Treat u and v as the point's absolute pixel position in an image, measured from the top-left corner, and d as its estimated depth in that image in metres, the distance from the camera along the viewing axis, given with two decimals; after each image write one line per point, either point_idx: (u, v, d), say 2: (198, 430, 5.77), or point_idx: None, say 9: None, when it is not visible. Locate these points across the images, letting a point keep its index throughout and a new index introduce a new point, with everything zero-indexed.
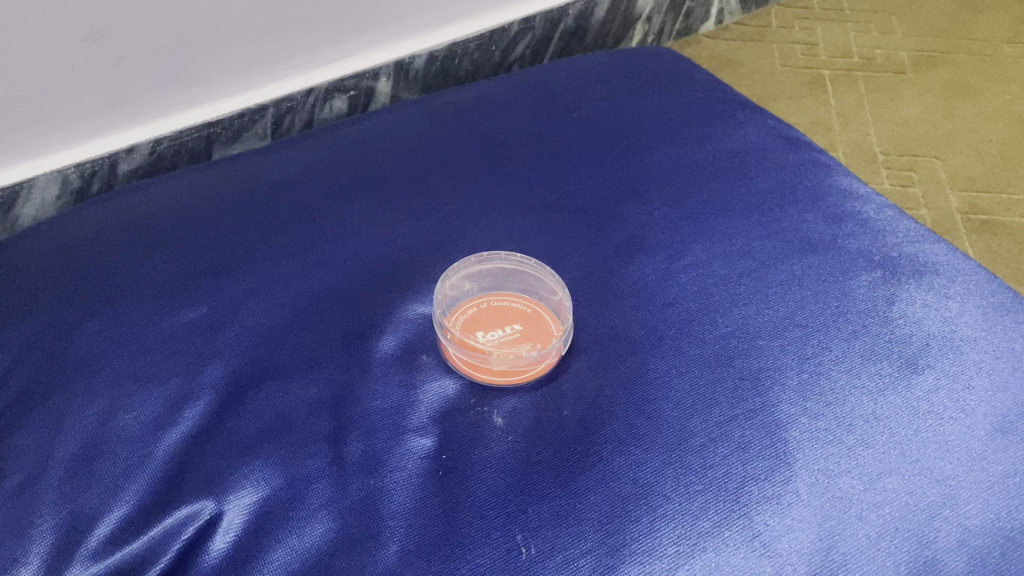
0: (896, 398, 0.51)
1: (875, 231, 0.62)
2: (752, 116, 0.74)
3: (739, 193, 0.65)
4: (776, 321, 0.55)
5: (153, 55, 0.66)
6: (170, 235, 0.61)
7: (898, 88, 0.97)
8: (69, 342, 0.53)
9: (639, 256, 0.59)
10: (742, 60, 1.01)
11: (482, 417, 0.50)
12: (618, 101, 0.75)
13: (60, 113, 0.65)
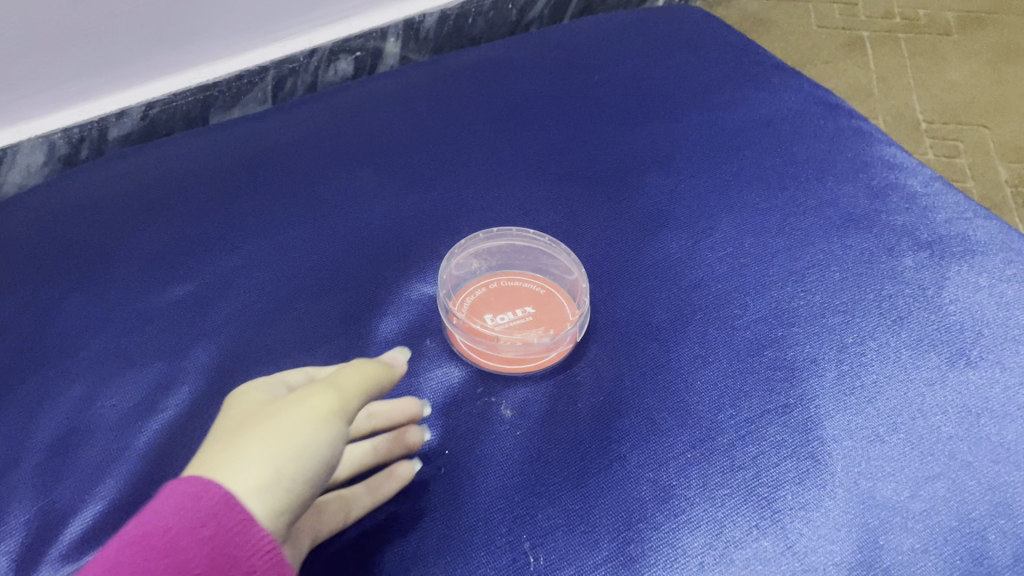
0: (945, 395, 0.46)
1: (923, 207, 0.57)
2: (787, 80, 0.69)
3: (773, 164, 0.60)
4: (813, 306, 0.50)
5: (146, 11, 0.61)
6: (158, 205, 0.57)
7: (943, 52, 0.90)
8: (49, 322, 0.50)
9: (664, 232, 0.55)
10: (776, 19, 0.95)
11: (488, 408, 0.46)
12: (643, 63, 0.70)
13: (47, 74, 0.61)
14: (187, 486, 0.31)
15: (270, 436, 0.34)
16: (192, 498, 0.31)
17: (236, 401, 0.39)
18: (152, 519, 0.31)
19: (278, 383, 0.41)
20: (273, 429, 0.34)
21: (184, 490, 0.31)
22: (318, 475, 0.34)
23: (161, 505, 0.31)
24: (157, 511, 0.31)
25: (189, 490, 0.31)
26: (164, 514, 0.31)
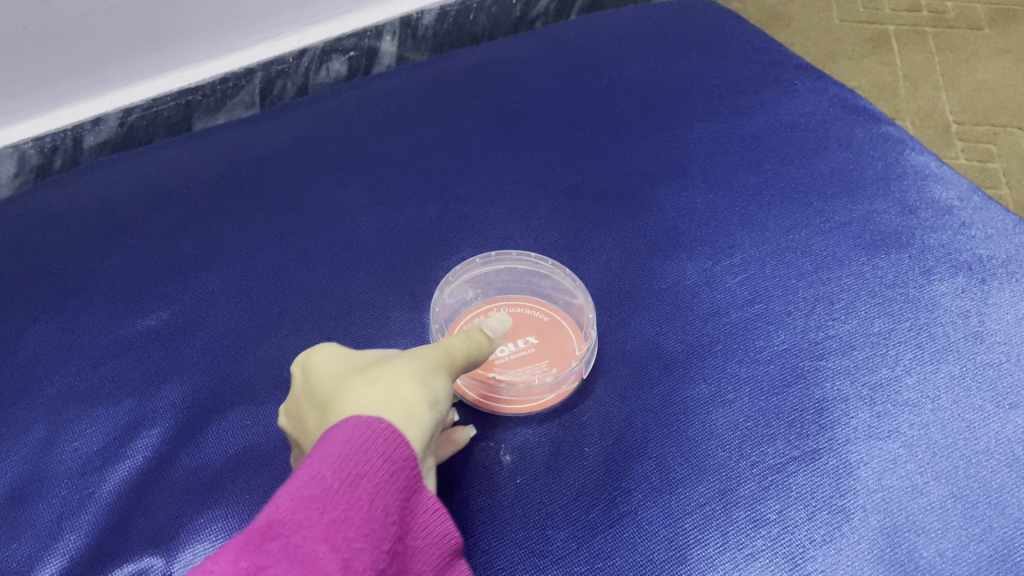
0: (990, 439, 0.42)
1: (960, 223, 0.52)
2: (810, 82, 0.64)
3: (796, 176, 0.55)
4: (842, 337, 0.46)
5: (120, 11, 0.57)
6: (134, 222, 0.53)
7: (973, 47, 0.85)
8: (10, 356, 0.46)
9: (678, 252, 0.50)
10: (795, 13, 0.90)
11: (486, 452, 0.42)
12: (655, 64, 0.65)
13: (13, 79, 0.57)
14: (380, 425, 0.32)
15: (425, 367, 0.37)
16: (391, 434, 0.32)
17: (319, 359, 0.38)
18: (349, 456, 0.30)
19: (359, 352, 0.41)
20: (424, 362, 0.37)
21: (378, 430, 0.31)
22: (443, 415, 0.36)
23: (353, 442, 0.31)
24: (354, 446, 0.31)
25: (386, 430, 0.32)
26: (359, 446, 0.31)
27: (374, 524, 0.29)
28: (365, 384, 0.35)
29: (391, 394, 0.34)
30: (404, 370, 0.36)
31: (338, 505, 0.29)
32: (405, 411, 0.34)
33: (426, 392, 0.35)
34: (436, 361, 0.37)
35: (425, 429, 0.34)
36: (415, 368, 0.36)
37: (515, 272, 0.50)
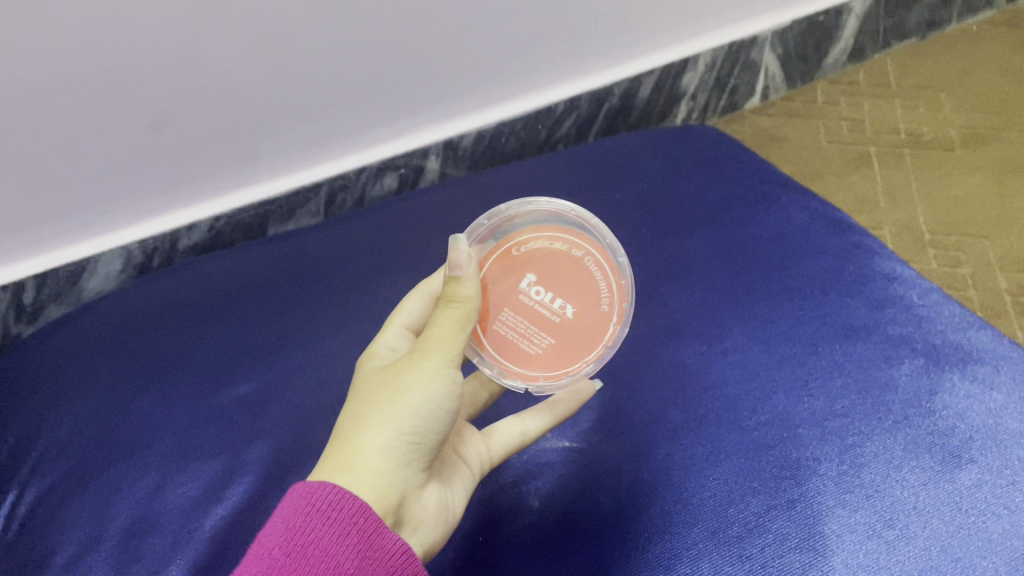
0: (937, 492, 0.51)
1: (920, 317, 0.62)
2: (794, 198, 0.75)
3: (780, 277, 0.65)
4: (815, 410, 0.55)
5: (216, 137, 0.69)
6: (223, 310, 0.64)
7: (946, 167, 0.96)
8: (124, 419, 0.57)
9: (680, 340, 0.60)
10: (788, 136, 1.02)
11: (518, 501, 0.52)
12: (660, 181, 0.76)
13: (129, 192, 0.69)
14: (321, 488, 0.40)
15: (390, 396, 0.43)
16: (332, 495, 0.39)
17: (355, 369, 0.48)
18: (300, 524, 0.39)
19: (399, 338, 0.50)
20: (394, 386, 0.43)
21: (324, 496, 0.39)
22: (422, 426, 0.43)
23: (300, 511, 0.39)
24: (301, 514, 0.39)
25: (330, 494, 0.39)
26: (306, 510, 0.39)
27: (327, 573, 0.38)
28: (340, 425, 0.43)
29: (353, 440, 0.42)
30: (370, 408, 0.43)
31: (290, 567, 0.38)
32: (363, 462, 0.41)
33: (382, 429, 0.42)
34: (403, 379, 0.43)
35: (378, 471, 0.42)
36: (378, 401, 0.43)
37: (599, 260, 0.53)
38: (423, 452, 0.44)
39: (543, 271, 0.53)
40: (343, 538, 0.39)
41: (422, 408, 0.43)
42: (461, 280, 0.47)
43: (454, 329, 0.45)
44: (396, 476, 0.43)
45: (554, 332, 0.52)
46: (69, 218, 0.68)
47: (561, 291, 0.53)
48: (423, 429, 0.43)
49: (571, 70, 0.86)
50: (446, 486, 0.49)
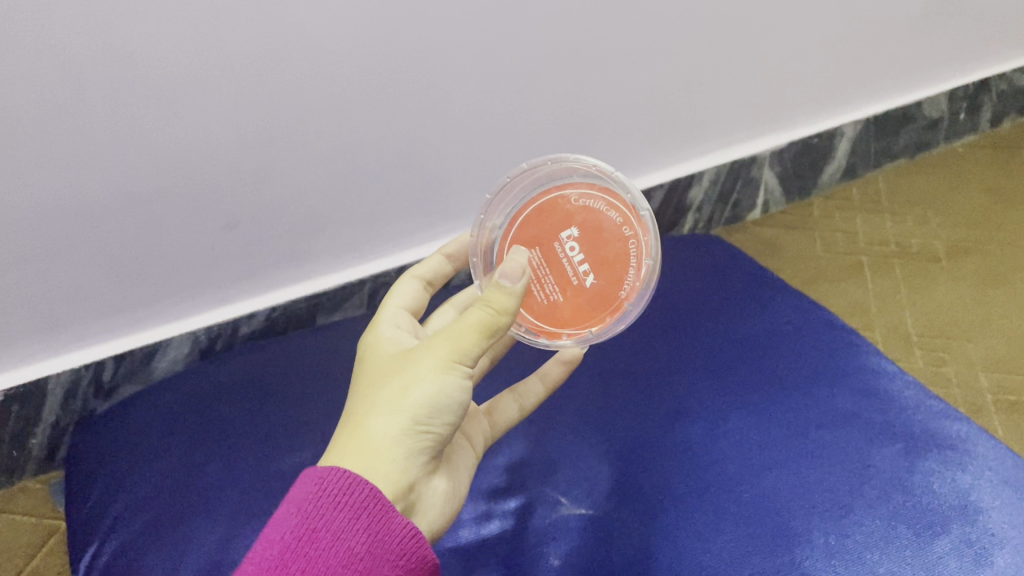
0: (914, 558, 0.57)
1: (900, 408, 0.70)
2: (788, 300, 0.83)
3: (774, 370, 0.74)
4: (805, 486, 0.62)
5: (278, 241, 0.80)
6: (281, 389, 0.73)
7: (932, 275, 1.05)
8: (194, 482, 0.66)
9: (684, 423, 0.68)
10: (787, 246, 1.11)
11: (541, 558, 0.60)
12: (668, 287, 0.86)
13: (198, 285, 0.80)
14: (334, 473, 0.44)
15: (403, 387, 0.46)
16: (343, 481, 0.44)
17: (376, 353, 0.52)
18: (314, 509, 0.44)
19: (399, 319, 0.57)
20: (414, 377, 0.47)
21: (336, 483, 0.44)
22: (433, 416, 0.47)
23: (316, 497, 0.44)
24: (316, 500, 0.44)
25: (341, 479, 0.44)
26: (319, 493, 0.44)
27: (338, 553, 0.43)
28: (357, 408, 0.47)
29: (367, 426, 0.46)
30: (385, 396, 0.47)
31: (309, 549, 0.43)
32: (373, 447, 0.46)
33: (396, 420, 0.46)
34: (422, 371, 0.46)
35: (390, 455, 0.46)
36: (396, 390, 0.47)
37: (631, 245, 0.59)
38: (434, 441, 0.48)
39: (590, 234, 0.58)
40: (352, 520, 0.43)
41: (434, 401, 0.46)
42: (501, 291, 0.46)
43: (483, 333, 0.46)
44: (408, 464, 0.47)
45: (566, 287, 0.58)
46: (144, 305, 0.79)
47: (593, 259, 0.58)
48: (436, 420, 0.47)
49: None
50: (452, 475, 0.54)
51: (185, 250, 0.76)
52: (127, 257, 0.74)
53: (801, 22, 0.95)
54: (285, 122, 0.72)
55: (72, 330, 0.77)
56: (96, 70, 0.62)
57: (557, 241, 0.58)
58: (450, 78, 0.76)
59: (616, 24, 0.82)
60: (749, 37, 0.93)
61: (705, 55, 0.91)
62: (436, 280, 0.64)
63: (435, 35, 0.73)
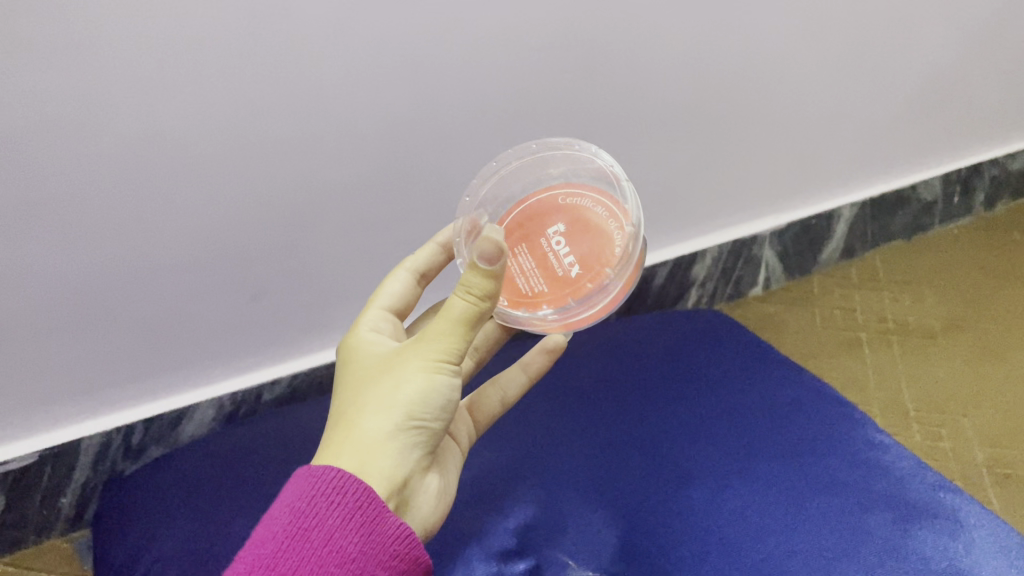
0: None
1: (896, 476, 0.73)
2: (787, 371, 0.87)
3: (774, 440, 0.77)
4: (803, 552, 0.66)
5: (301, 308, 0.87)
6: (303, 450, 0.77)
7: (929, 352, 1.09)
8: (221, 537, 0.69)
9: (687, 489, 0.72)
10: (788, 321, 1.15)
11: None
12: (670, 358, 0.91)
13: (229, 352, 0.87)
14: (327, 471, 0.46)
15: (395, 385, 0.49)
16: (336, 480, 0.45)
17: (360, 353, 0.54)
18: (308, 508, 0.45)
19: (379, 318, 0.59)
20: (404, 374, 0.49)
21: (331, 483, 0.45)
22: (425, 412, 0.49)
23: (311, 496, 0.45)
24: (311, 499, 0.45)
25: (334, 478, 0.46)
26: (313, 490, 0.45)
27: (331, 550, 0.44)
28: (347, 408, 0.49)
29: (359, 424, 0.48)
30: (376, 395, 0.49)
31: (301, 547, 0.44)
32: (367, 446, 0.47)
33: (387, 417, 0.48)
34: (411, 368, 0.49)
35: (383, 453, 0.48)
36: (386, 389, 0.49)
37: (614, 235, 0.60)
38: (427, 436, 0.50)
39: (577, 229, 0.61)
40: (345, 516, 0.45)
41: (425, 397, 0.48)
42: (478, 271, 0.46)
43: (466, 323, 0.47)
44: (401, 458, 0.49)
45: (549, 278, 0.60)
46: (178, 370, 0.85)
47: (577, 251, 0.60)
48: (427, 415, 0.49)
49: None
50: (443, 471, 0.56)
51: (219, 317, 0.83)
52: (166, 324, 0.81)
53: (795, 113, 1.01)
54: (311, 198, 0.79)
55: (114, 393, 0.84)
56: (147, 154, 0.69)
57: (544, 237, 0.61)
58: (464, 159, 0.83)
59: (619, 115, 0.88)
60: (747, 128, 0.99)
61: (703, 144, 0.98)
62: (429, 271, 0.65)
63: (449, 121, 0.80)
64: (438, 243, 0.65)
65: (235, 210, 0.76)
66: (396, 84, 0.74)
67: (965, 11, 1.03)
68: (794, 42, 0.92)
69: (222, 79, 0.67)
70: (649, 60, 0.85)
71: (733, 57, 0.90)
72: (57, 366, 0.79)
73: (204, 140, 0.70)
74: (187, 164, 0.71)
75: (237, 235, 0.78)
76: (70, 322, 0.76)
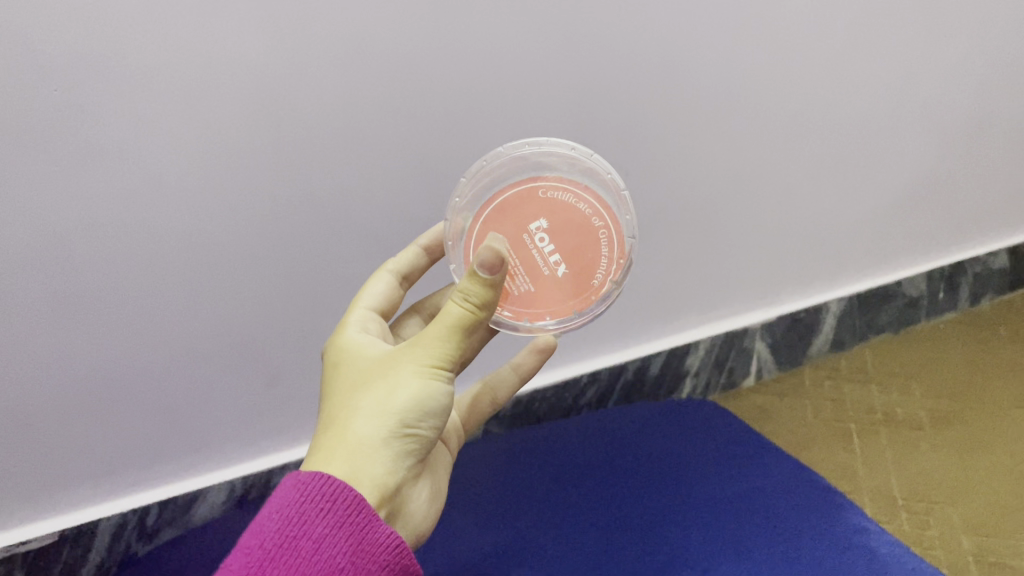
0: None
1: (880, 562, 0.75)
2: (775, 460, 0.91)
3: (762, 526, 0.80)
4: None
5: (312, 397, 0.92)
6: None
7: (916, 443, 1.12)
8: None
9: (676, 570, 0.75)
10: (779, 411, 1.19)
11: None
12: (662, 447, 0.95)
13: (244, 435, 0.92)
14: (315, 477, 0.49)
15: (389, 390, 0.51)
16: (327, 487, 0.48)
17: (351, 356, 0.57)
18: (300, 514, 0.48)
19: (366, 319, 0.63)
20: (398, 379, 0.52)
21: (321, 490, 0.48)
22: (417, 417, 0.52)
23: (303, 503, 0.48)
24: (303, 506, 0.48)
25: (326, 485, 0.48)
26: (301, 497, 0.48)
27: (322, 556, 0.47)
28: (341, 411, 0.52)
29: (352, 428, 0.51)
30: (369, 400, 0.51)
31: (294, 552, 0.47)
32: (359, 451, 0.50)
33: (379, 424, 0.51)
34: (406, 376, 0.52)
35: (374, 458, 0.51)
36: (379, 394, 0.52)
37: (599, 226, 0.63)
38: (419, 442, 0.53)
39: (561, 227, 0.63)
40: (333, 523, 0.48)
41: (419, 404, 0.51)
42: (478, 279, 0.50)
43: (463, 329, 0.51)
44: (392, 462, 0.52)
45: (540, 280, 0.63)
46: (197, 453, 0.91)
47: (565, 251, 0.63)
48: (420, 423, 0.52)
49: (588, 348, 1.10)
50: (430, 480, 0.60)
51: (235, 401, 0.89)
52: (185, 406, 0.87)
53: (782, 216, 1.07)
54: (326, 291, 0.85)
55: (135, 471, 0.89)
56: (175, 256, 0.77)
57: (528, 236, 0.63)
58: None
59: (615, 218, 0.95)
60: (733, 231, 1.06)
61: (693, 244, 1.04)
62: (410, 273, 0.70)
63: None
64: (420, 247, 0.70)
65: (254, 301, 0.83)
66: (404, 191, 0.82)
67: (946, 126, 1.09)
68: (779, 152, 0.99)
69: (246, 183, 0.75)
70: (641, 169, 0.92)
71: (721, 167, 0.96)
72: (83, 449, 0.85)
73: (228, 237, 0.78)
74: (212, 257, 0.79)
75: (255, 326, 0.84)
76: (97, 400, 0.83)
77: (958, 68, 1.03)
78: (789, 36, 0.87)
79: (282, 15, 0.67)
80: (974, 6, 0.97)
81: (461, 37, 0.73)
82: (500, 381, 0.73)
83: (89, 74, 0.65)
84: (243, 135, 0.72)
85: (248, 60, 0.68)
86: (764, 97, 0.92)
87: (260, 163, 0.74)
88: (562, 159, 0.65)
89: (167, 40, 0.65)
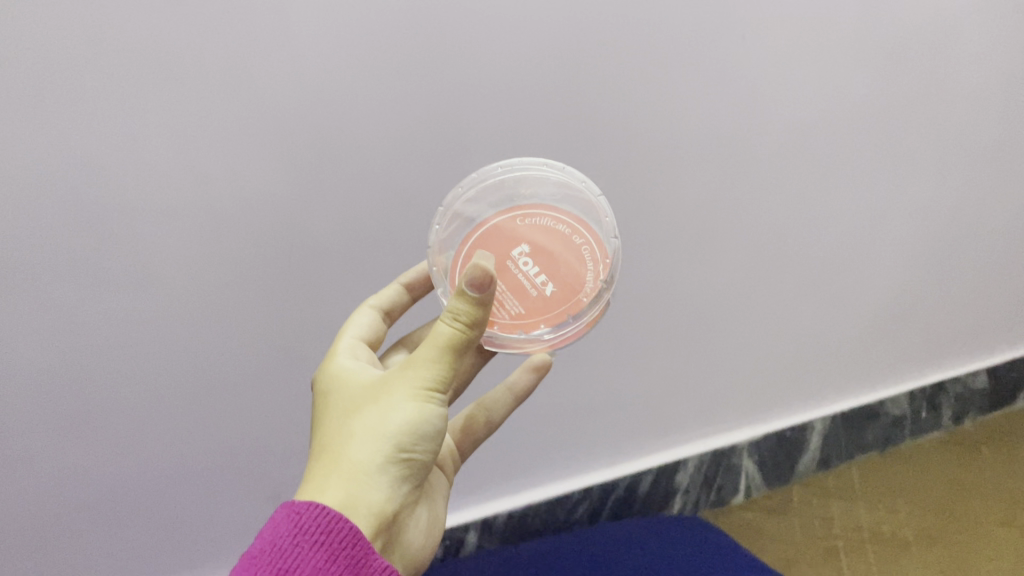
0: None
1: None
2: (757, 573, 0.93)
3: None
4: None
5: None
6: None
7: (902, 562, 1.18)
8: None
9: None
10: (769, 527, 1.24)
11: None
12: (647, 559, 0.98)
13: (226, 511, 0.97)
14: (310, 509, 0.50)
15: (384, 416, 0.53)
16: (323, 519, 0.50)
17: (342, 383, 0.59)
18: (297, 544, 0.49)
19: (355, 348, 0.66)
20: (393, 405, 0.54)
21: (317, 521, 0.50)
22: (413, 442, 0.54)
23: (299, 534, 0.49)
24: (300, 537, 0.49)
25: (322, 517, 0.50)
26: (296, 529, 0.49)
27: None
28: (337, 441, 0.54)
29: (350, 455, 0.53)
30: (365, 428, 0.54)
31: None
32: (358, 480, 0.52)
33: (376, 450, 0.53)
34: (400, 402, 0.54)
35: (371, 484, 0.53)
36: (374, 420, 0.54)
37: (581, 242, 0.66)
38: (415, 467, 0.56)
39: (542, 250, 0.65)
40: (326, 555, 0.49)
41: (414, 428, 0.53)
42: (468, 297, 0.51)
43: (452, 349, 0.52)
44: (388, 487, 0.54)
45: (528, 300, 0.63)
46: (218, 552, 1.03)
47: (549, 271, 0.65)
48: (416, 448, 0.54)
49: (568, 456, 1.15)
50: (430, 507, 0.64)
51: (218, 483, 0.94)
52: (170, 490, 0.92)
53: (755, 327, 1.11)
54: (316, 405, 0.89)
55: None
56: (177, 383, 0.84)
57: (513, 261, 0.65)
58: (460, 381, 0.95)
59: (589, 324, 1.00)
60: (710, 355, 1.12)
61: (671, 367, 1.11)
62: (392, 309, 0.74)
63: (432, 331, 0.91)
64: (402, 284, 0.74)
65: (240, 401, 0.87)
66: None
67: (917, 254, 1.12)
68: (750, 280, 1.03)
69: (234, 300, 0.79)
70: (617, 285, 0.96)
71: (695, 282, 1.00)
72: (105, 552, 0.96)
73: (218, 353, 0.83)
74: (203, 364, 0.83)
75: (240, 421, 0.89)
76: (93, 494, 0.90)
77: (936, 200, 1.05)
78: (767, 170, 0.90)
79: (269, 151, 0.70)
80: (937, 140, 0.97)
81: (439, 165, 0.76)
82: (495, 402, 0.76)
83: (85, 210, 0.69)
84: (232, 257, 0.76)
85: (237, 192, 0.72)
86: (741, 222, 0.95)
87: (248, 282, 0.78)
88: (540, 190, 0.68)
89: (159, 177, 0.69)
